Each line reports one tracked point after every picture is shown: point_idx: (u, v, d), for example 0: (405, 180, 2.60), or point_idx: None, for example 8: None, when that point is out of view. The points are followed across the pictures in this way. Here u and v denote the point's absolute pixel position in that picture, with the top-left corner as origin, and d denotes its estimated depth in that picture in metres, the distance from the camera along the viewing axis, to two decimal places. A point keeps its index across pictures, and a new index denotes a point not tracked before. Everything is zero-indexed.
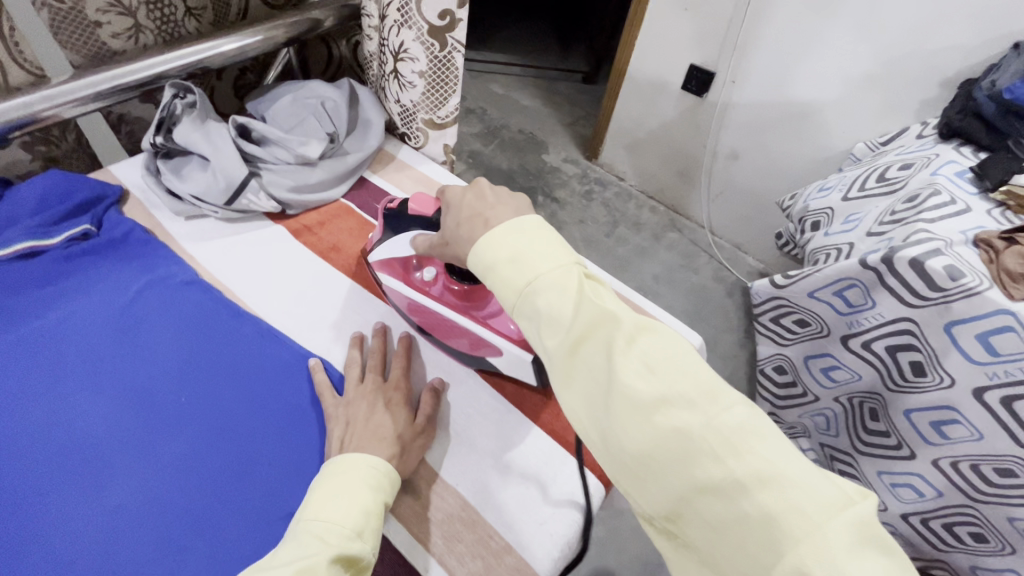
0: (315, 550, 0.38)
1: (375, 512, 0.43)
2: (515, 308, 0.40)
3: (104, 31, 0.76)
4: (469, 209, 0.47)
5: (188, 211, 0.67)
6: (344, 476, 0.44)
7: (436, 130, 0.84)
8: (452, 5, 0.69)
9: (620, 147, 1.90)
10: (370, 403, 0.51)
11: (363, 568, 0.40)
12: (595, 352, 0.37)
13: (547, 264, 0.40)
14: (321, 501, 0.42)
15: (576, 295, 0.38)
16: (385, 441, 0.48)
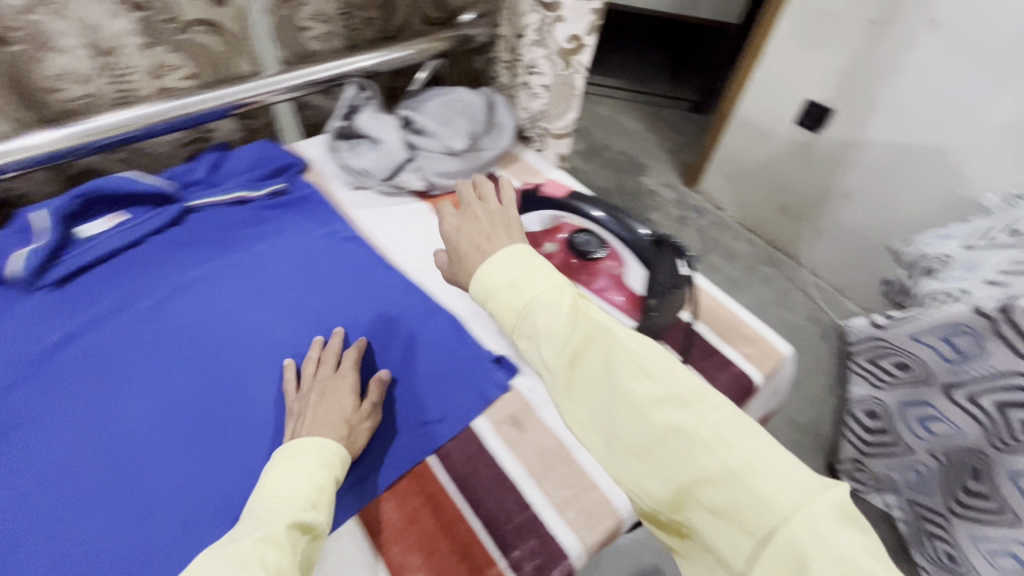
0: (271, 521, 0.43)
1: (326, 486, 0.48)
2: (516, 329, 0.46)
3: (306, 34, 0.91)
4: (471, 236, 0.54)
5: (356, 182, 0.83)
6: (293, 460, 0.49)
7: (556, 138, 0.95)
8: (581, 31, 0.80)
9: (723, 177, 1.92)
10: (319, 394, 0.56)
11: (318, 534, 0.45)
12: (594, 362, 0.43)
13: (541, 287, 0.46)
14: (273, 484, 0.47)
15: (570, 313, 0.45)
16: (335, 425, 0.54)
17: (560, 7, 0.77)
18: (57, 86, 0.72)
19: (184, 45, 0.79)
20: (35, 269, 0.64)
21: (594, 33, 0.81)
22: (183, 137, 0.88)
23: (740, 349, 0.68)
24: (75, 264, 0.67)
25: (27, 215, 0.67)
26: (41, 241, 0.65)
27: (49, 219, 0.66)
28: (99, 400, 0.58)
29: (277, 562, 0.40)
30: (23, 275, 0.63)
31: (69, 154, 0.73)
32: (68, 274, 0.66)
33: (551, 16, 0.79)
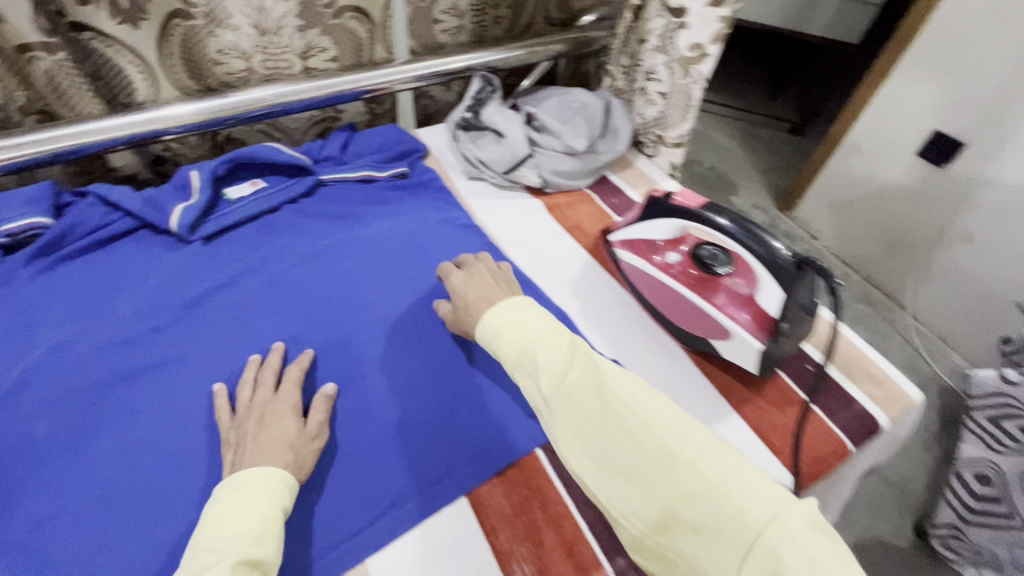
0: (211, 562, 0.39)
1: (273, 517, 0.44)
2: (517, 366, 0.50)
3: (438, 28, 0.94)
4: (477, 288, 0.59)
5: (473, 173, 0.84)
6: (236, 494, 0.45)
7: (667, 148, 0.90)
8: (705, 39, 0.76)
9: (824, 206, 1.81)
10: (259, 418, 0.53)
11: (267, 570, 0.41)
12: (584, 385, 0.46)
13: (539, 329, 0.50)
14: (215, 521, 0.43)
15: (566, 352, 0.49)
16: (282, 450, 0.50)
17: (685, 14, 0.75)
18: (220, 60, 0.79)
19: (334, 29, 0.83)
20: (189, 224, 0.70)
21: (719, 42, 0.77)
22: (315, 115, 0.92)
23: (864, 388, 0.63)
24: (221, 223, 0.72)
25: (186, 172, 0.73)
26: (197, 198, 0.71)
27: (204, 180, 0.72)
28: (236, 351, 0.62)
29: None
30: (179, 228, 0.69)
31: (221, 123, 0.80)
32: (215, 231, 0.72)
33: (675, 21, 0.77)
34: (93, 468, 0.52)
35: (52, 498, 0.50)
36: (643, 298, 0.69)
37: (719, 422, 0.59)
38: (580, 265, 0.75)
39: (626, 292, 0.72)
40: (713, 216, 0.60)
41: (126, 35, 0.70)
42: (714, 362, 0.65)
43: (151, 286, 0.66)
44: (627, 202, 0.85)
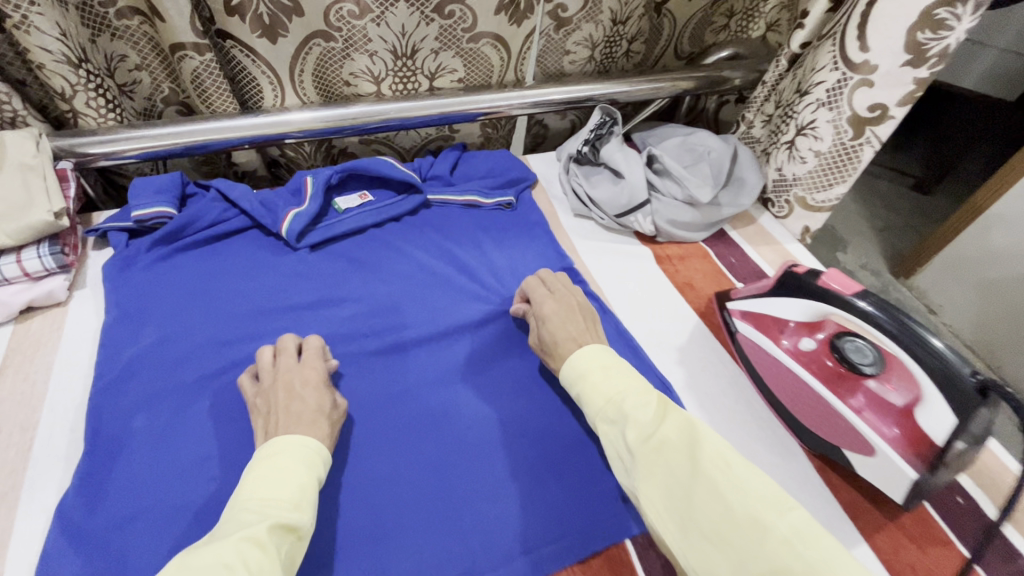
0: (255, 518, 0.40)
1: (310, 486, 0.45)
2: (602, 414, 0.48)
3: (567, 57, 0.90)
4: (571, 325, 0.57)
5: (582, 211, 0.80)
6: (275, 459, 0.45)
7: (806, 211, 0.80)
8: (891, 100, 0.66)
9: (953, 279, 1.59)
10: (286, 387, 0.52)
11: (301, 536, 0.42)
12: (675, 441, 0.43)
13: (630, 383, 0.49)
14: (254, 482, 0.43)
15: (656, 405, 0.47)
16: (318, 422, 0.50)
17: (870, 70, 0.65)
18: (352, 81, 0.80)
19: (468, 52, 0.81)
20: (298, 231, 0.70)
21: (906, 105, 0.66)
22: (431, 133, 0.91)
23: None
24: (325, 233, 0.72)
25: (302, 177, 0.74)
26: (308, 206, 0.71)
27: (319, 186, 0.72)
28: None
29: (259, 562, 0.37)
30: (289, 236, 0.69)
31: (341, 135, 0.81)
32: (320, 240, 0.72)
33: (856, 77, 0.66)
34: (179, 470, 0.52)
35: (139, 496, 0.50)
36: (762, 382, 0.61)
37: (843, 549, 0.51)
38: (688, 329, 0.68)
39: (739, 369, 0.64)
40: (860, 303, 0.52)
41: (266, 50, 0.72)
42: (841, 473, 0.56)
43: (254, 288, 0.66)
44: (747, 264, 0.77)
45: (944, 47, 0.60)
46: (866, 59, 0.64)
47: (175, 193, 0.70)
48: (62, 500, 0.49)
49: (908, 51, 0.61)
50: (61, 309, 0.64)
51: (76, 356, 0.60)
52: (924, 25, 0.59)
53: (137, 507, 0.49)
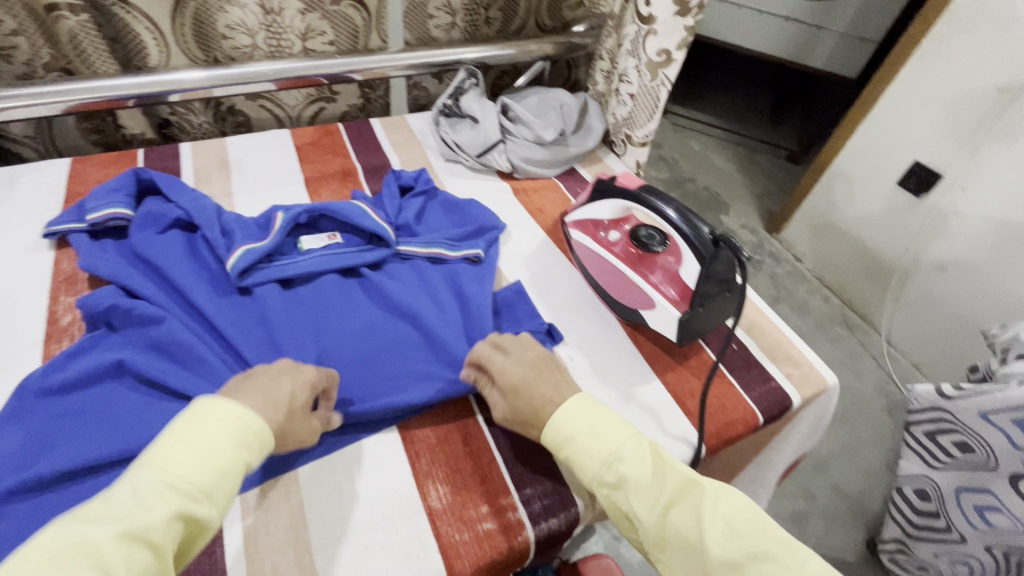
0: (155, 501, 0.37)
1: (232, 473, 0.41)
2: (600, 478, 0.49)
3: (432, 23, 1.03)
4: (546, 384, 0.54)
5: (450, 155, 0.92)
6: (202, 429, 0.41)
7: (636, 147, 0.97)
8: (672, 46, 0.83)
9: (810, 228, 1.84)
10: (271, 372, 0.49)
11: (205, 527, 0.40)
12: (686, 513, 0.46)
13: (619, 437, 0.50)
14: (173, 449, 0.40)
15: (654, 466, 0.49)
16: (276, 409, 0.46)
17: (654, 21, 0.82)
18: (228, 35, 0.88)
19: (333, 14, 0.93)
20: (243, 269, 0.65)
21: (683, 48, 0.84)
22: (312, 94, 1.02)
23: (783, 368, 0.68)
24: (274, 274, 0.67)
25: (273, 212, 0.73)
26: (265, 243, 0.67)
27: (286, 224, 0.69)
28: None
29: (146, 564, 0.35)
30: (233, 271, 0.64)
31: (224, 89, 0.89)
32: (265, 282, 0.66)
33: (645, 28, 0.83)
34: (126, 385, 0.56)
35: (82, 395, 0.55)
36: (588, 273, 0.74)
37: (641, 385, 0.64)
38: (537, 241, 0.81)
39: (575, 270, 0.78)
40: (655, 201, 0.66)
41: (143, 4, 0.79)
42: (646, 336, 0.70)
43: (212, 295, 0.64)
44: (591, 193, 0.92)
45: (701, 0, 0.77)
46: (650, 12, 0.82)
47: (130, 191, 0.72)
48: (29, 376, 0.56)
49: (675, 3, 0.79)
50: None
51: (13, 294, 0.66)
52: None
53: (80, 405, 0.54)
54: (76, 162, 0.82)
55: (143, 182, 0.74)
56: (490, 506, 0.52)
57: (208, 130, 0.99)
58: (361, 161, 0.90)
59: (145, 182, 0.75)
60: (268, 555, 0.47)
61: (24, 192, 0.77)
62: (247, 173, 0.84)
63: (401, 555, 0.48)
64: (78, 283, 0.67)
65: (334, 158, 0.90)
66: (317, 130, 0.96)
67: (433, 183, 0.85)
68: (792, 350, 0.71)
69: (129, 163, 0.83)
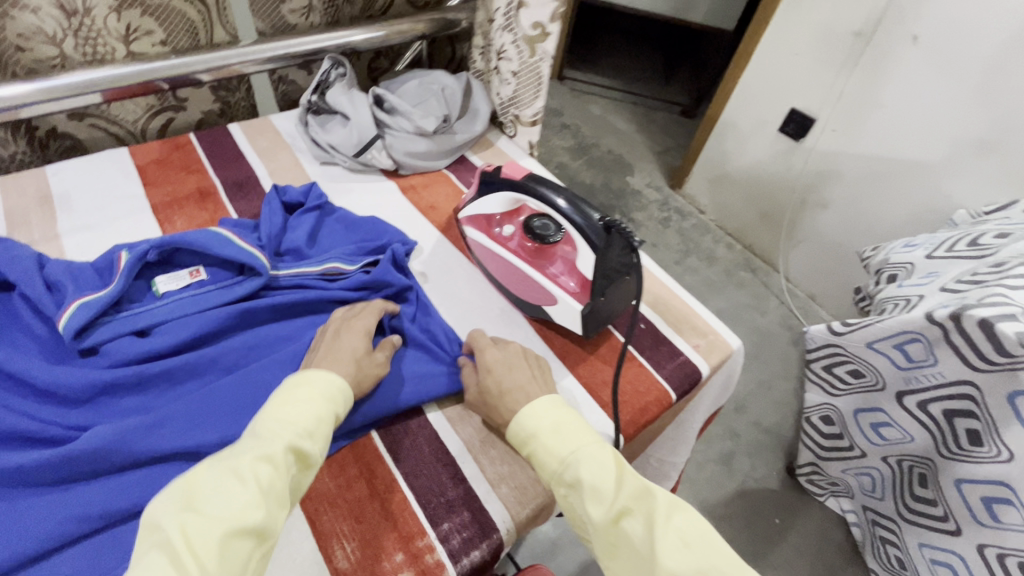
0: (268, 437, 0.43)
1: (326, 421, 0.47)
2: (557, 476, 0.47)
3: (286, 8, 0.92)
4: (518, 372, 0.55)
5: (324, 157, 0.83)
6: (302, 387, 0.48)
7: (526, 127, 0.93)
8: (545, 18, 0.79)
9: (709, 181, 1.91)
10: (333, 332, 0.56)
11: (311, 464, 0.45)
12: (639, 529, 0.43)
13: (582, 437, 0.48)
14: (277, 405, 0.46)
15: (614, 469, 0.46)
16: (346, 363, 0.52)
17: None
18: (25, 45, 0.73)
19: (157, 9, 0.79)
20: (78, 328, 0.54)
21: (557, 21, 0.80)
22: (154, 103, 0.88)
23: (690, 340, 0.69)
24: (123, 328, 0.57)
25: (115, 253, 0.62)
26: (107, 289, 0.57)
27: (129, 266, 0.59)
28: (151, 470, 0.49)
29: (271, 479, 0.41)
30: (65, 333, 0.53)
31: (35, 108, 0.75)
32: (114, 337, 0.56)
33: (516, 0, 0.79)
34: None
35: None
36: (487, 271, 0.70)
37: None
38: (431, 241, 0.76)
39: (475, 268, 0.74)
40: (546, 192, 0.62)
41: None
42: (553, 330, 0.67)
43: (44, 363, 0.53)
44: None
45: None
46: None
47: None
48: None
49: None
50: None
51: None
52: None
53: None
54: None
55: None
56: (405, 554, 0.48)
57: (27, 159, 0.84)
58: (221, 177, 0.79)
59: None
60: None
61: None
62: (79, 208, 0.71)
63: None
64: None
65: (187, 175, 0.79)
66: (166, 144, 0.83)
67: (326, 198, 0.76)
68: (697, 320, 0.72)
69: None
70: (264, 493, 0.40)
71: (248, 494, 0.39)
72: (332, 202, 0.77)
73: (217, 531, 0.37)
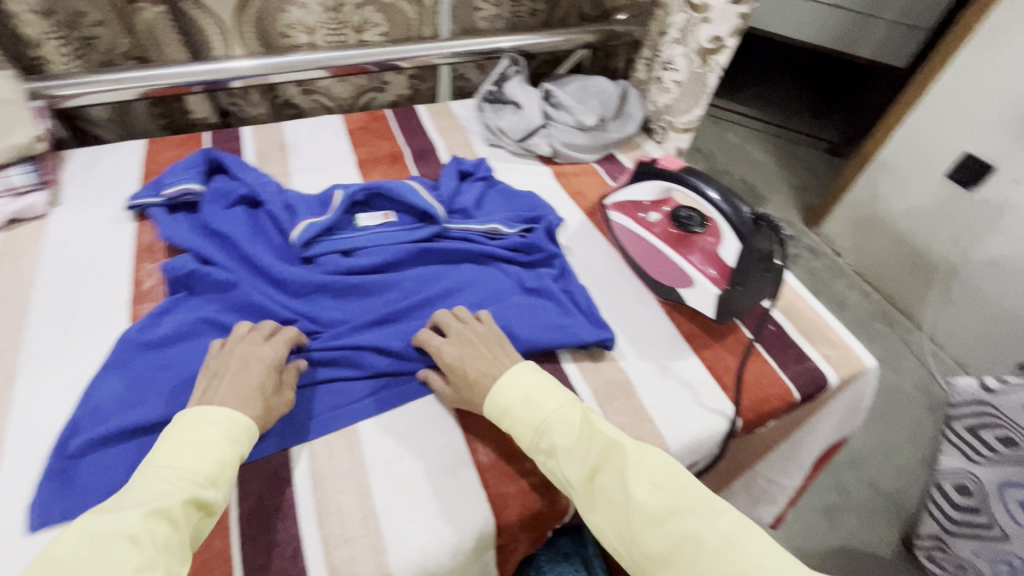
0: (166, 491, 0.42)
1: (231, 463, 0.46)
2: (534, 444, 0.50)
3: (478, 15, 1.07)
4: (480, 359, 0.56)
5: (493, 139, 0.95)
6: (200, 430, 0.46)
7: (677, 133, 0.98)
8: (724, 32, 0.85)
9: (851, 222, 1.79)
10: (238, 360, 0.53)
11: (211, 511, 0.44)
12: (613, 480, 0.47)
13: (551, 402, 0.51)
14: (173, 449, 0.44)
15: (581, 428, 0.50)
16: (253, 400, 0.50)
17: (707, 9, 0.83)
18: (288, 33, 0.94)
19: (386, 7, 0.97)
20: (307, 240, 0.70)
21: (735, 35, 0.86)
22: (364, 84, 1.07)
23: (820, 349, 0.69)
24: (334, 247, 0.71)
25: (332, 191, 0.78)
26: (325, 216, 0.72)
27: (344, 201, 0.74)
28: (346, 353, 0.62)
29: (168, 536, 0.40)
30: (297, 243, 0.69)
31: (281, 78, 0.94)
32: (327, 253, 0.71)
33: (698, 16, 0.85)
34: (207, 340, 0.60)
35: (174, 349, 0.60)
36: (626, 253, 0.76)
37: (677, 359, 0.66)
38: (577, 221, 0.84)
39: (613, 250, 0.80)
40: (701, 183, 0.68)
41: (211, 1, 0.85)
42: (683, 314, 0.71)
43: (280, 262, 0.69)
44: None
45: None
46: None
47: (200, 168, 0.78)
48: (126, 331, 0.61)
49: None
50: (45, 219, 0.74)
51: (95, 257, 0.70)
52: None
53: (170, 359, 0.59)
54: (150, 144, 0.88)
55: (210, 163, 0.80)
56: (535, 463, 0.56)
57: (264, 118, 1.05)
58: (408, 145, 0.94)
59: (213, 162, 0.81)
60: (332, 498, 0.51)
61: (107, 168, 0.83)
62: (304, 156, 0.90)
63: (446, 502, 0.52)
64: (158, 252, 0.72)
65: (383, 142, 0.95)
66: (366, 116, 1.01)
67: (492, 171, 0.88)
68: (831, 332, 0.71)
69: (197, 145, 0.89)
70: (161, 550, 0.39)
71: (141, 555, 0.37)
72: (494, 176, 0.89)
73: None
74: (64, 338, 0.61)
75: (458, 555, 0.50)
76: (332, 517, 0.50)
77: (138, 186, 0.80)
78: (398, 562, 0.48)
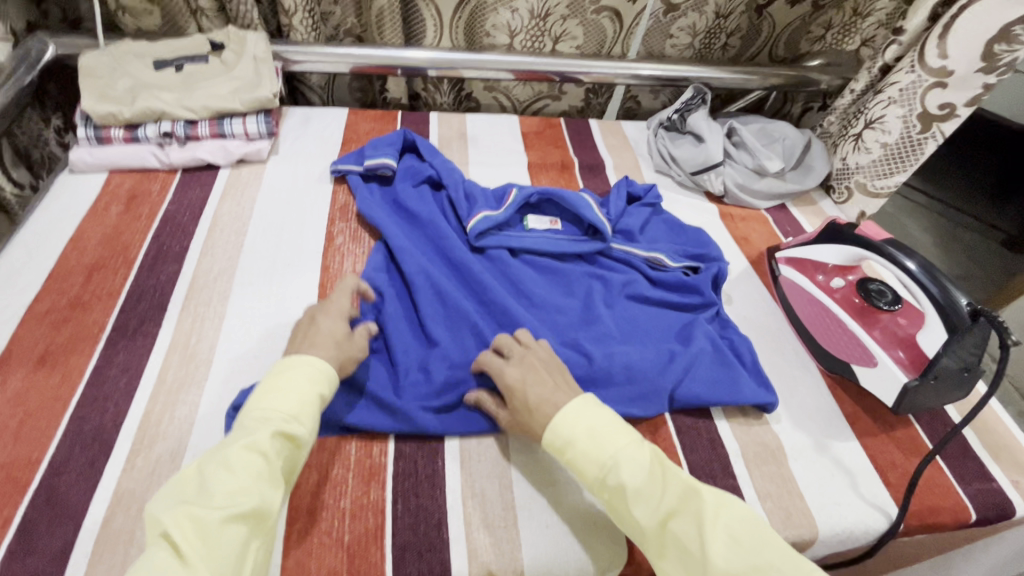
0: (256, 428, 0.44)
1: (312, 401, 0.48)
2: (601, 483, 0.46)
3: (669, 42, 1.06)
4: (546, 386, 0.52)
5: (663, 168, 0.94)
6: (290, 374, 0.49)
7: (865, 197, 0.91)
8: (959, 101, 0.78)
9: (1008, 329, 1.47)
10: (310, 317, 0.57)
11: (302, 443, 0.46)
12: (688, 529, 0.43)
13: (619, 439, 0.47)
14: (263, 393, 0.48)
15: (654, 470, 0.46)
16: (327, 346, 0.53)
17: (947, 74, 0.77)
18: (492, 32, 1.00)
19: (588, 22, 1.00)
20: (480, 231, 0.74)
21: (971, 106, 0.78)
22: (542, 90, 1.11)
23: (1008, 473, 0.61)
24: (504, 243, 0.74)
25: (508, 188, 0.81)
26: (499, 212, 0.75)
27: (518, 200, 0.77)
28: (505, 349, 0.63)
29: (261, 468, 0.42)
30: (472, 233, 0.73)
31: (473, 74, 1.00)
32: (496, 247, 0.74)
33: (931, 79, 0.78)
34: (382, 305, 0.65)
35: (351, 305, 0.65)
36: (794, 312, 0.72)
37: (835, 439, 0.61)
38: (739, 269, 0.80)
39: (776, 307, 0.76)
40: (901, 255, 0.61)
41: None
42: (847, 393, 0.66)
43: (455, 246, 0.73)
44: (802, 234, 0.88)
45: (1015, 58, 0.72)
46: (944, 65, 0.77)
47: (397, 146, 0.84)
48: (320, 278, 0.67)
49: (983, 59, 0.74)
50: (263, 164, 0.85)
51: (298, 209, 0.78)
52: (1001, 38, 0.72)
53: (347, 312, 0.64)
54: (351, 115, 0.97)
55: (405, 143, 0.86)
56: None
57: (444, 107, 1.12)
58: (577, 157, 0.96)
59: (407, 142, 0.87)
60: (476, 482, 0.54)
61: (314, 129, 0.93)
62: (482, 149, 0.95)
63: (580, 519, 0.52)
64: (349, 213, 0.79)
65: (554, 149, 0.97)
66: (541, 121, 1.04)
67: (660, 200, 0.86)
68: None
69: (390, 123, 0.97)
70: (255, 479, 0.42)
71: (239, 482, 0.41)
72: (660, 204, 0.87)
73: (217, 515, 0.39)
74: (268, 274, 0.69)
75: (583, 573, 0.50)
76: (476, 501, 0.52)
77: (340, 152, 0.89)
78: (530, 563, 0.49)
